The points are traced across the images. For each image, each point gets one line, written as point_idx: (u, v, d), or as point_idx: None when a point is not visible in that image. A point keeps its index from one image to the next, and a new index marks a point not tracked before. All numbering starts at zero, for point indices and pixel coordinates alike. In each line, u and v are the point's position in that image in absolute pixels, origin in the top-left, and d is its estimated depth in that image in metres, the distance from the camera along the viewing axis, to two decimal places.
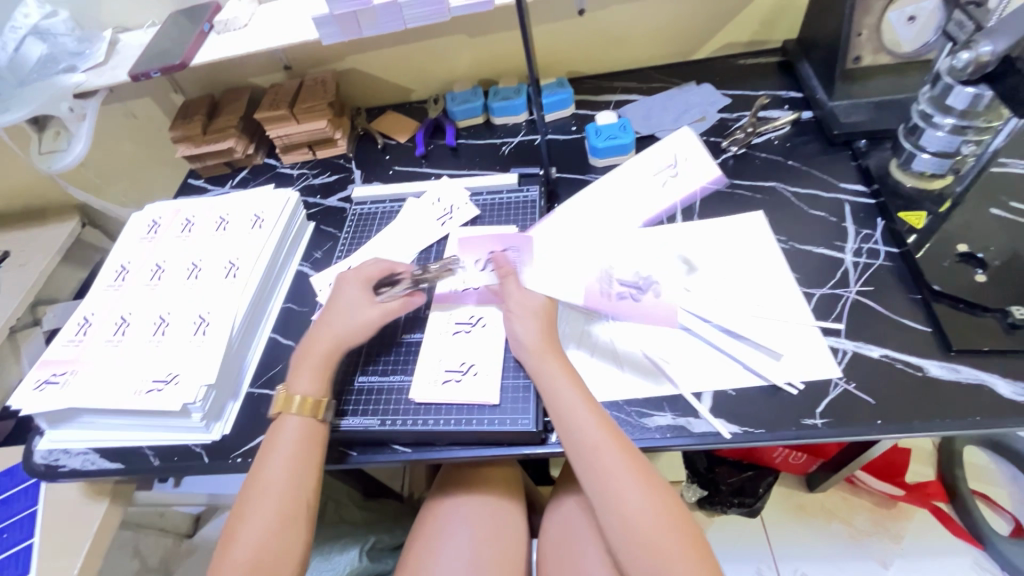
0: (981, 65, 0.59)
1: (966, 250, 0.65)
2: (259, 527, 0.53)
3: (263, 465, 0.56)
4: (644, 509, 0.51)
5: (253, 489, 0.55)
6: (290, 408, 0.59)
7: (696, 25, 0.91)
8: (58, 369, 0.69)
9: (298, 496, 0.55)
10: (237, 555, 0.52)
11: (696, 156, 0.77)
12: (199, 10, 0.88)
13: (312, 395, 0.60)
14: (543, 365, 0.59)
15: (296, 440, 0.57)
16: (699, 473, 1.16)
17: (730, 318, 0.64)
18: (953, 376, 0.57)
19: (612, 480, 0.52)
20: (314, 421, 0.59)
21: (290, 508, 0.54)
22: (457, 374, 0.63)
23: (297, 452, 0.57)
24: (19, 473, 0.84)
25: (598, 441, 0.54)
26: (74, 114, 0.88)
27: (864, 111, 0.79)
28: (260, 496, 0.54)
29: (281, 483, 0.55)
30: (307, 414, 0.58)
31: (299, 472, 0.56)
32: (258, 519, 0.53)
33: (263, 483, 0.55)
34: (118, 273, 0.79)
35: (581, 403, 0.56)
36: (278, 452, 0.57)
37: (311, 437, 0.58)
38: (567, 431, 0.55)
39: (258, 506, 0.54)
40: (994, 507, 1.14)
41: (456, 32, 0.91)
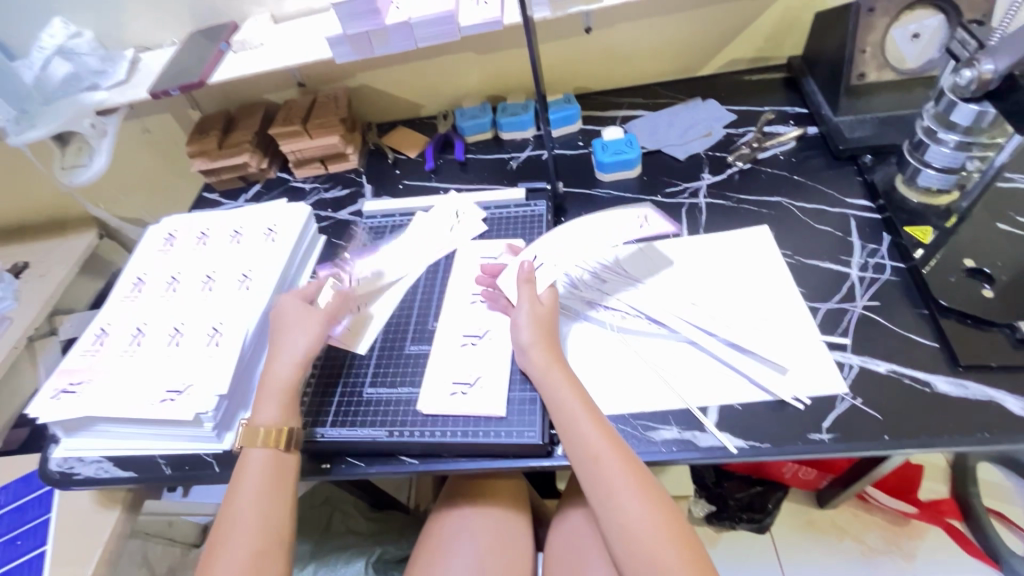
0: (983, 83, 0.59)
1: (972, 265, 0.65)
2: (235, 561, 0.52)
3: (233, 503, 0.56)
4: (644, 521, 0.51)
5: (225, 524, 0.55)
6: (256, 442, 0.58)
7: (701, 43, 0.93)
8: (74, 378, 0.70)
9: (273, 526, 0.55)
10: None
11: (659, 219, 0.70)
12: (217, 30, 0.91)
13: (280, 425, 0.60)
14: (550, 376, 0.59)
15: (260, 475, 0.57)
16: (708, 487, 1.17)
17: (735, 331, 0.64)
18: (960, 392, 0.57)
19: (613, 491, 0.53)
20: (278, 453, 0.59)
21: (264, 541, 0.54)
22: (465, 386, 0.64)
23: (267, 487, 0.57)
24: (34, 480, 0.85)
25: (600, 453, 0.54)
26: (95, 130, 0.91)
27: (869, 127, 0.80)
28: (233, 530, 0.54)
29: (254, 517, 0.55)
30: (273, 447, 0.58)
31: (271, 504, 0.56)
32: (233, 554, 0.53)
33: (235, 518, 0.55)
34: (134, 285, 0.81)
35: (584, 415, 0.56)
36: (246, 487, 0.56)
37: (280, 467, 0.58)
38: (570, 443, 0.56)
39: (232, 540, 0.54)
40: (1009, 525, 1.12)
41: (465, 50, 0.94)
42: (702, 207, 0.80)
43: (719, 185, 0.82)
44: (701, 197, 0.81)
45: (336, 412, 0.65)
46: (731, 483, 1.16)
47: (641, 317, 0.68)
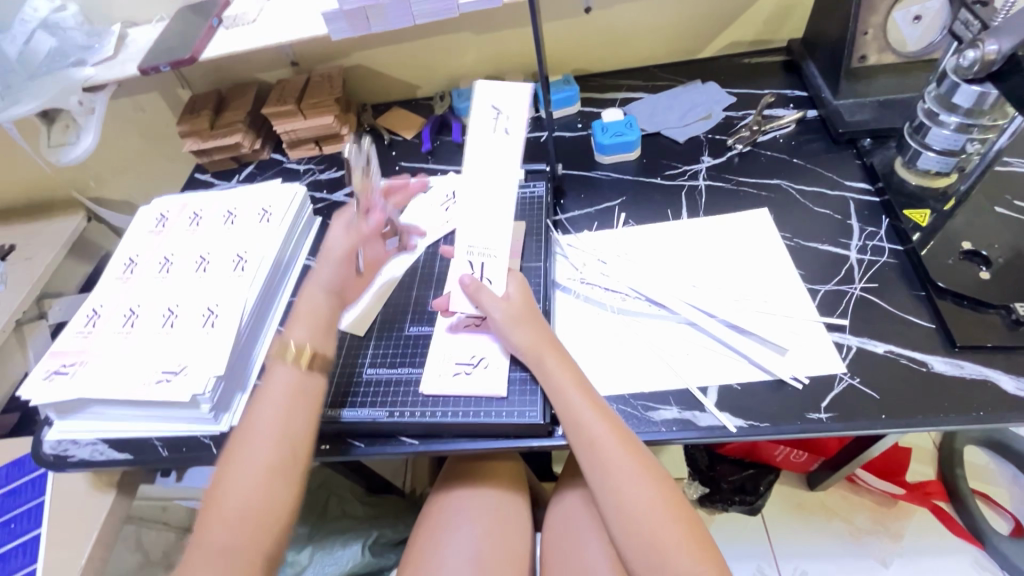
0: (986, 63, 0.59)
1: (969, 247, 0.65)
2: (245, 475, 0.51)
3: (254, 413, 0.55)
4: (645, 504, 0.52)
5: (243, 436, 0.54)
6: (283, 358, 0.57)
7: (700, 24, 0.92)
8: (66, 360, 0.69)
9: (288, 445, 0.53)
10: (231, 507, 0.50)
11: None
12: (208, 4, 0.88)
13: (309, 345, 0.58)
14: (540, 362, 0.59)
15: (286, 389, 0.56)
16: (701, 470, 1.20)
17: (736, 313, 0.64)
18: (956, 372, 0.58)
19: (614, 476, 0.53)
20: (306, 371, 0.57)
21: (278, 457, 0.52)
22: (468, 367, 0.63)
23: (289, 400, 0.56)
24: (26, 463, 0.84)
25: (598, 437, 0.54)
26: (82, 108, 0.88)
27: (869, 109, 0.80)
28: (250, 441, 0.53)
29: (272, 430, 0.54)
30: (300, 363, 0.57)
31: (291, 419, 0.55)
32: (246, 464, 0.52)
33: (252, 430, 0.54)
34: (127, 266, 0.80)
35: (581, 399, 0.56)
36: (268, 400, 0.55)
37: (305, 385, 0.57)
38: (568, 427, 0.56)
39: (245, 453, 0.52)
40: (994, 507, 1.15)
41: (462, 29, 0.92)
42: (701, 189, 0.80)
43: (719, 168, 0.81)
44: (701, 179, 0.81)
45: (337, 392, 0.64)
46: (724, 466, 1.19)
47: (641, 299, 0.68)
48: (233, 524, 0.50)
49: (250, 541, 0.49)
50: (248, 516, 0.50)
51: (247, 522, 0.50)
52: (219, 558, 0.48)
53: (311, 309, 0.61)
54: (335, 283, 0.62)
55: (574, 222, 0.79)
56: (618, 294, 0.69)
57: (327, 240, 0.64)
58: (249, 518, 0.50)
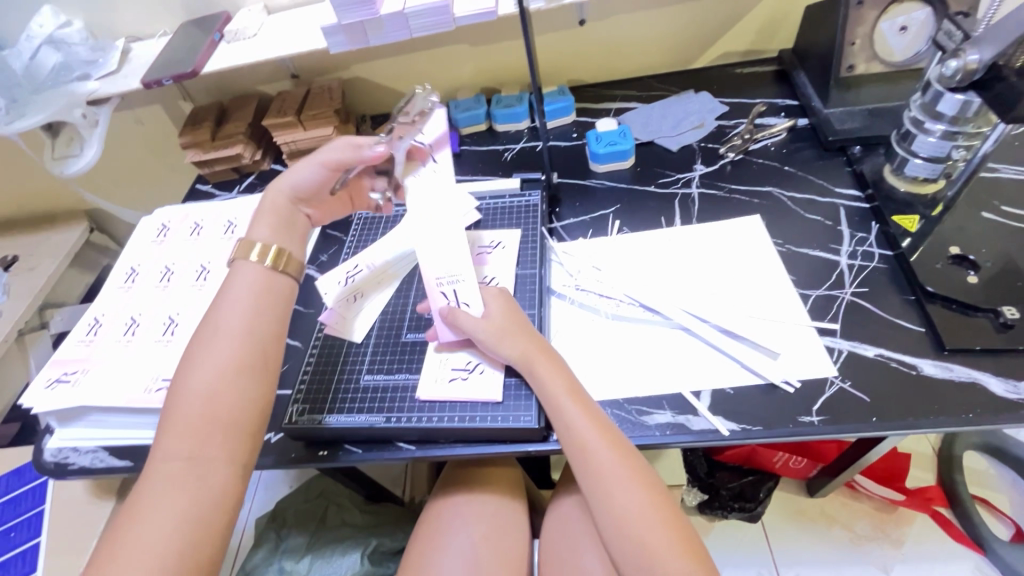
0: (968, 72, 0.60)
1: (958, 252, 0.66)
2: (208, 373, 0.49)
3: (217, 313, 0.53)
4: (633, 508, 0.52)
5: (204, 336, 0.51)
6: (248, 256, 0.56)
7: (692, 35, 0.94)
8: (68, 368, 0.70)
9: (255, 347, 0.51)
10: (191, 405, 0.47)
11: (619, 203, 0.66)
12: (210, 20, 0.90)
13: (274, 245, 0.57)
14: (532, 370, 0.59)
15: (252, 290, 0.55)
16: (701, 478, 1.17)
17: (728, 318, 0.65)
18: (945, 374, 0.59)
19: (605, 480, 0.54)
20: (269, 270, 0.56)
21: (243, 355, 0.50)
22: (463, 372, 0.64)
23: (257, 298, 0.54)
24: (27, 472, 0.85)
25: (589, 443, 0.55)
26: (86, 120, 0.90)
27: (858, 118, 0.81)
28: (212, 339, 0.51)
29: (236, 329, 0.51)
30: (266, 262, 0.56)
31: (257, 321, 0.53)
32: (208, 361, 0.49)
33: (215, 330, 0.51)
34: (128, 275, 0.81)
35: (573, 405, 0.57)
36: (234, 299, 0.53)
37: (270, 288, 0.56)
38: (561, 432, 0.57)
39: (207, 351, 0.50)
40: (994, 512, 1.15)
41: (459, 42, 0.94)
42: (694, 197, 0.81)
43: (712, 176, 0.83)
44: (694, 187, 0.82)
45: (334, 398, 0.65)
46: (724, 473, 1.16)
47: (635, 305, 0.69)
48: (194, 423, 0.47)
49: (217, 437, 0.47)
50: (213, 413, 0.47)
51: (210, 421, 0.47)
52: (185, 458, 0.45)
53: (276, 205, 0.61)
54: (306, 184, 0.63)
55: (569, 230, 0.80)
56: (613, 300, 0.70)
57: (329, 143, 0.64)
58: (214, 415, 0.47)
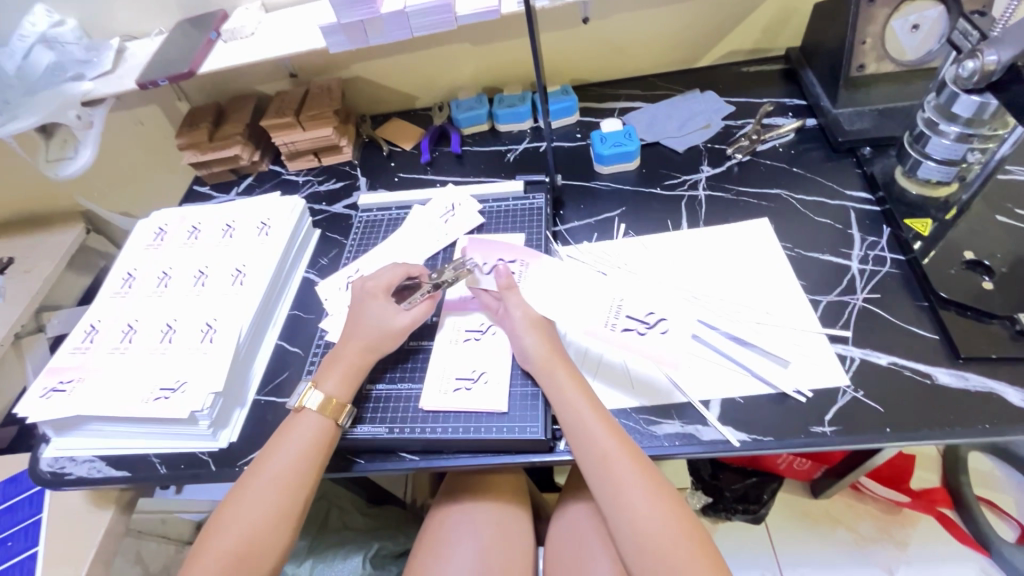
0: (986, 74, 0.58)
1: (972, 257, 0.65)
2: (249, 516, 0.53)
3: (272, 456, 0.57)
4: (655, 520, 0.51)
5: (253, 478, 0.56)
6: (313, 405, 0.60)
7: (698, 32, 0.92)
8: (64, 377, 0.69)
9: (294, 500, 0.55)
10: (227, 540, 0.52)
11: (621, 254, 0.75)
12: (206, 19, 0.89)
13: (336, 397, 0.61)
14: (551, 375, 0.59)
15: (307, 440, 0.58)
16: (704, 479, 1.17)
17: (738, 326, 0.64)
18: (961, 384, 0.57)
19: (623, 491, 0.52)
20: (332, 424, 0.59)
21: (281, 507, 0.54)
22: (468, 382, 0.63)
23: (309, 449, 0.57)
24: (23, 479, 0.83)
25: (609, 453, 0.54)
26: (81, 122, 0.87)
27: (868, 118, 0.80)
28: (258, 484, 0.55)
29: (283, 478, 0.55)
30: (328, 415, 0.59)
31: (303, 473, 0.56)
32: (248, 505, 0.54)
33: (262, 474, 0.56)
34: (125, 280, 0.79)
35: (592, 414, 0.56)
36: (288, 446, 0.57)
37: (323, 439, 0.58)
38: (578, 443, 0.55)
39: (253, 496, 0.54)
40: (999, 513, 1.14)
41: (461, 41, 0.92)
42: (701, 199, 0.79)
43: (718, 177, 0.81)
44: (701, 189, 0.80)
45: None
46: (727, 475, 1.14)
47: None
48: (223, 559, 0.51)
49: None
50: (243, 556, 0.52)
51: (238, 561, 0.51)
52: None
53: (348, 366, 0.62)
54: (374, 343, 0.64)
55: (573, 233, 0.79)
56: (650, 324, 0.63)
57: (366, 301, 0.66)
58: (244, 559, 0.52)
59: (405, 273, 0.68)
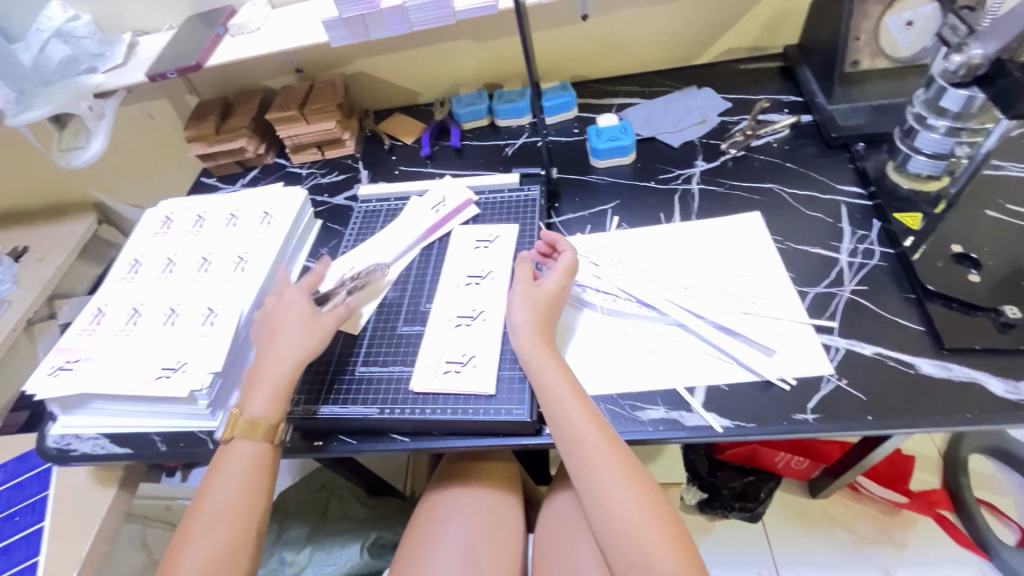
0: (972, 67, 0.61)
1: (960, 250, 0.66)
2: (201, 552, 0.53)
3: (212, 489, 0.56)
4: (628, 501, 0.52)
5: (198, 515, 0.55)
6: (241, 433, 0.58)
7: (696, 30, 0.93)
8: (71, 356, 0.71)
9: (244, 527, 0.55)
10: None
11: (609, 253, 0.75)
12: (215, 14, 0.91)
13: (264, 420, 0.59)
14: (536, 355, 0.60)
15: (244, 466, 0.57)
16: (701, 476, 1.16)
17: (724, 314, 0.65)
18: (944, 374, 0.58)
19: (598, 473, 0.53)
20: (266, 446, 0.58)
21: (234, 537, 0.54)
22: (458, 365, 0.64)
23: (248, 477, 0.57)
24: (32, 459, 0.86)
25: (584, 435, 0.55)
26: (92, 113, 0.90)
27: (863, 114, 0.80)
28: (205, 519, 0.54)
29: (225, 510, 0.55)
30: (260, 439, 0.58)
31: (249, 499, 0.56)
32: (200, 542, 0.53)
33: (207, 508, 0.55)
34: (131, 266, 0.82)
35: (570, 398, 0.57)
36: (227, 476, 0.57)
37: (261, 464, 0.58)
38: (554, 424, 0.57)
39: (202, 531, 0.54)
40: (1000, 516, 1.13)
41: (462, 37, 0.94)
42: (694, 193, 0.80)
43: (712, 172, 0.82)
44: (695, 183, 0.81)
45: (328, 390, 0.66)
46: (725, 473, 1.15)
47: (631, 300, 0.69)
48: None
49: None
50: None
51: None
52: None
53: (274, 383, 0.60)
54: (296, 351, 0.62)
55: (567, 225, 0.80)
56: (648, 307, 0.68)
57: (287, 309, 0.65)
58: None
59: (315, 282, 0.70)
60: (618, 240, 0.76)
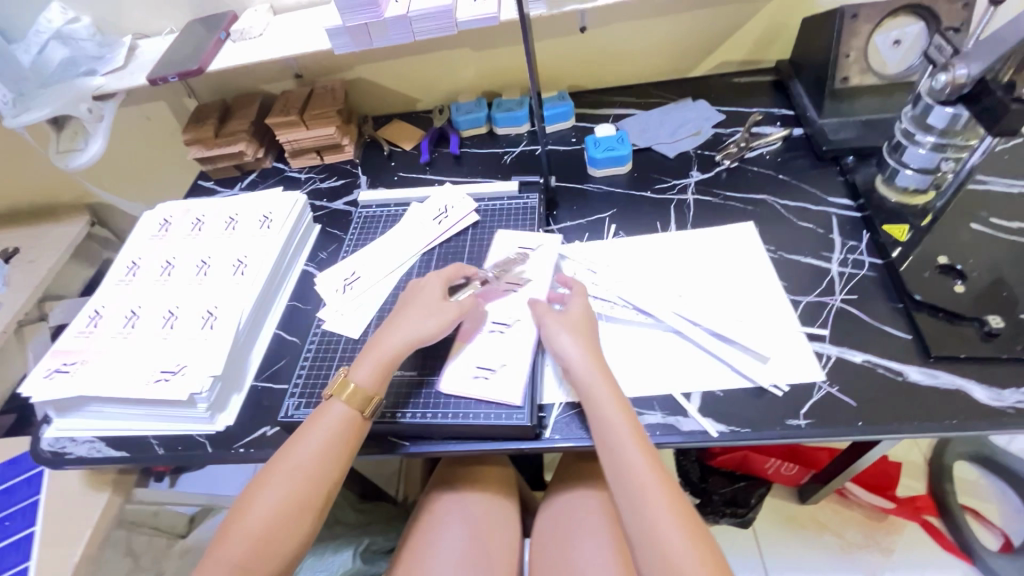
0: (957, 86, 0.62)
1: (946, 262, 0.68)
2: (271, 506, 0.54)
3: (297, 444, 0.57)
4: (682, 545, 0.49)
5: (281, 464, 0.56)
6: (341, 395, 0.60)
7: (691, 43, 0.95)
8: (68, 358, 0.71)
9: (319, 488, 0.56)
10: (252, 524, 0.53)
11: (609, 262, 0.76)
12: (216, 18, 0.92)
13: (366, 389, 0.60)
14: (592, 390, 0.58)
15: (333, 429, 0.58)
16: (693, 482, 1.19)
17: (720, 322, 0.66)
18: (931, 381, 0.60)
19: (657, 518, 0.50)
20: (356, 415, 0.59)
21: (306, 497, 0.54)
22: (488, 371, 0.65)
23: (331, 441, 0.58)
24: (23, 462, 0.85)
25: (646, 479, 0.52)
26: (92, 115, 0.90)
27: (852, 128, 0.82)
28: (282, 474, 0.55)
29: (306, 466, 0.56)
30: (354, 407, 0.59)
31: (327, 464, 0.56)
32: (275, 493, 0.54)
33: (289, 461, 0.56)
34: (129, 268, 0.82)
35: (632, 438, 0.55)
36: (312, 436, 0.58)
37: (347, 430, 0.59)
38: (609, 456, 0.54)
39: (280, 481, 0.55)
40: (982, 521, 1.15)
41: (462, 46, 0.95)
42: (689, 203, 0.82)
43: (706, 182, 0.84)
44: (689, 193, 0.83)
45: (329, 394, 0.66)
46: (716, 479, 1.17)
47: (628, 307, 0.70)
48: (245, 543, 0.52)
49: (261, 567, 0.52)
50: (265, 542, 0.52)
51: (258, 547, 0.52)
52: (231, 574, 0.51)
53: (387, 357, 0.62)
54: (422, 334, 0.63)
55: (565, 232, 0.82)
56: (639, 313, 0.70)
57: (423, 290, 0.68)
58: (265, 545, 0.52)
59: (463, 272, 0.71)
60: (614, 246, 0.78)
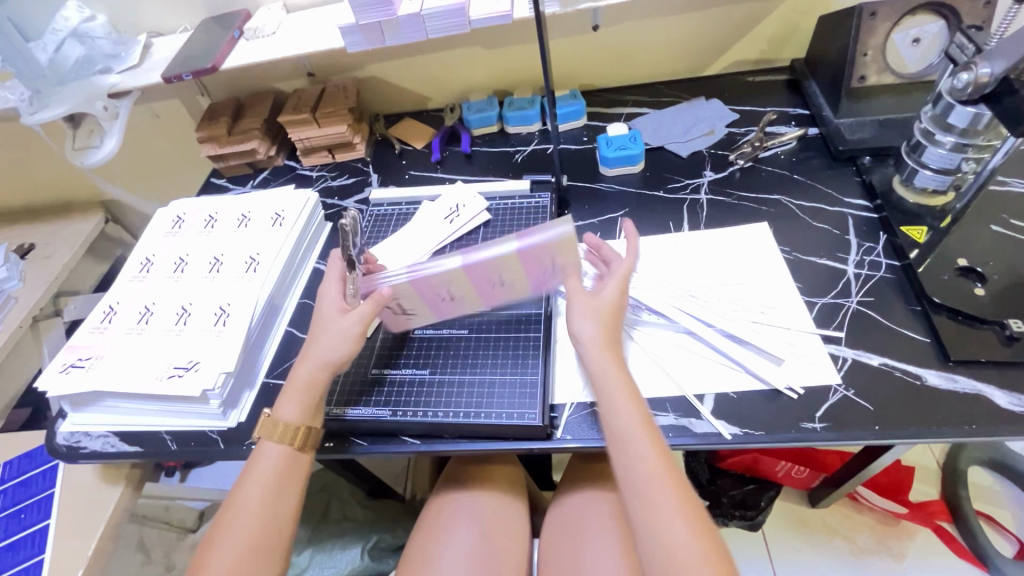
0: (979, 85, 0.61)
1: (965, 264, 0.67)
2: (228, 557, 0.52)
3: (241, 491, 0.56)
4: None
5: (228, 516, 0.54)
6: (272, 436, 0.58)
7: (705, 41, 0.94)
8: (83, 354, 0.71)
9: (271, 526, 0.54)
10: None
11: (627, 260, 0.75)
12: (230, 17, 0.92)
13: (299, 423, 0.59)
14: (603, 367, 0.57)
15: (274, 467, 0.57)
16: (702, 485, 1.18)
17: (734, 324, 0.65)
18: (950, 385, 0.59)
19: (658, 507, 0.49)
20: (294, 450, 0.58)
21: (264, 537, 0.53)
22: (403, 310, 0.68)
23: (276, 478, 0.56)
24: (37, 455, 0.86)
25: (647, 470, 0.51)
26: (108, 113, 0.91)
27: (869, 129, 0.81)
28: (233, 522, 0.54)
29: (254, 512, 0.54)
30: (292, 444, 0.58)
31: (276, 501, 0.55)
32: (229, 545, 0.52)
33: (236, 510, 0.54)
34: (143, 265, 0.82)
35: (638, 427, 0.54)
36: (256, 478, 0.56)
37: (291, 465, 0.57)
38: (624, 463, 0.53)
39: (231, 531, 0.53)
40: (998, 528, 1.14)
41: (474, 45, 0.95)
42: (702, 204, 0.81)
43: (719, 182, 0.83)
44: (702, 193, 0.83)
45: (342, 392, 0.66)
46: (726, 480, 1.17)
47: (640, 307, 0.70)
48: None
49: None
50: None
51: None
52: None
53: (311, 385, 0.60)
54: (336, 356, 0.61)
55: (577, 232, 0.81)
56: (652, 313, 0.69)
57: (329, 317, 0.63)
58: None
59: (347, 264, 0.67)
60: (628, 246, 0.78)
